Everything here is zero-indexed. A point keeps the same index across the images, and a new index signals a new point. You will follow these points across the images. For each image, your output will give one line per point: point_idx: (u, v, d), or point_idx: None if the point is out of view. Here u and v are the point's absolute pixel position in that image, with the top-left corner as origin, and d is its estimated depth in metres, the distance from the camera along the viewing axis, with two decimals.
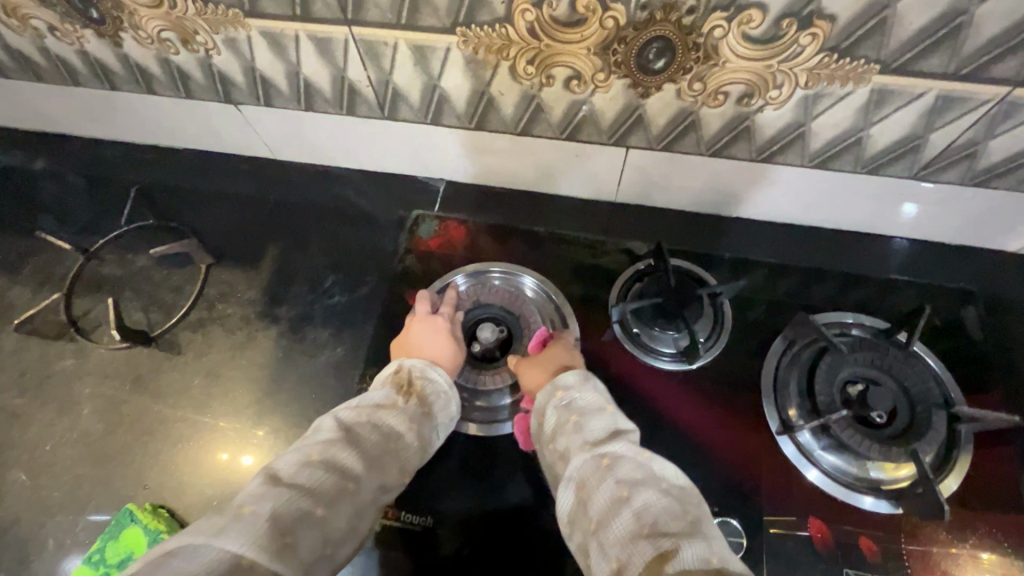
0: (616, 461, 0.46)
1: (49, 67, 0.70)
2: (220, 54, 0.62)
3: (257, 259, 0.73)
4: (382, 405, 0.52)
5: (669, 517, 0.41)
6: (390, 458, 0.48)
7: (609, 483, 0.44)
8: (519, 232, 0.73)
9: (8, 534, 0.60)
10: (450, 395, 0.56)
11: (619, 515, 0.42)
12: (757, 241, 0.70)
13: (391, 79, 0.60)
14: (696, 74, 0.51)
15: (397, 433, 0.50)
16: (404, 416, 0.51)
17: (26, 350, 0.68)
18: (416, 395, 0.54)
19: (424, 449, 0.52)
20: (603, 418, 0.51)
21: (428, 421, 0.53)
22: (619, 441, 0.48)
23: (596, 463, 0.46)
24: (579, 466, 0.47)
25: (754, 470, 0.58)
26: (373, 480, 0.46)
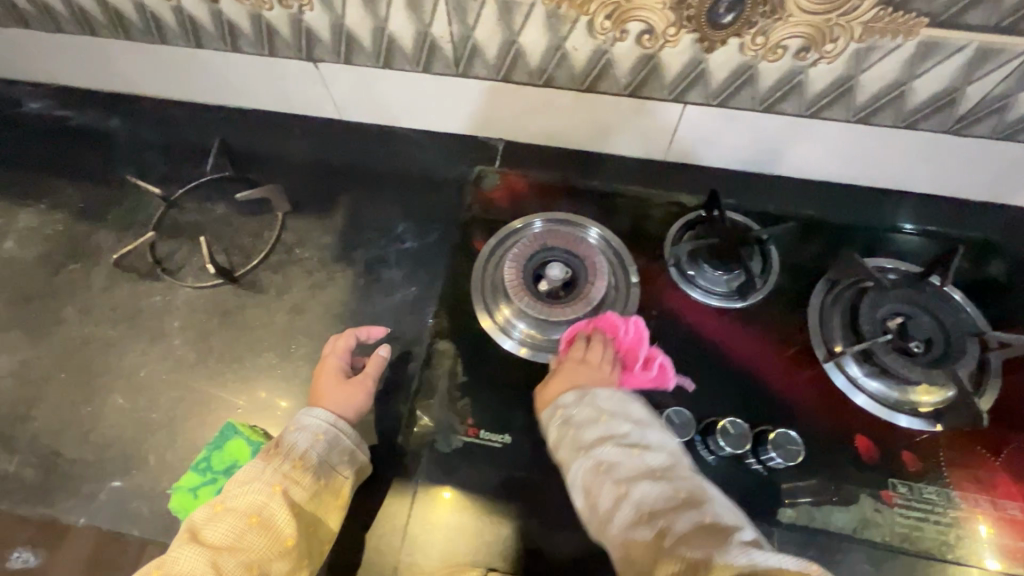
0: (610, 461, 0.51)
1: (141, 24, 0.74)
2: (313, 10, 0.67)
3: (331, 208, 0.78)
4: (244, 478, 0.56)
5: (663, 497, 0.48)
6: (281, 516, 0.54)
7: (609, 486, 0.50)
8: (577, 186, 0.78)
9: (110, 450, 0.64)
10: (335, 435, 0.59)
11: (622, 509, 0.49)
12: (799, 196, 0.76)
13: (473, 34, 0.65)
14: (760, 28, 0.57)
15: (258, 505, 0.55)
16: (262, 485, 0.55)
17: (116, 288, 0.73)
18: (278, 456, 0.57)
19: (327, 488, 0.57)
20: (599, 427, 0.54)
21: (309, 472, 0.57)
22: (608, 442, 0.53)
23: (595, 469, 0.51)
24: (579, 474, 0.52)
25: (803, 393, 0.64)
26: (271, 544, 0.53)
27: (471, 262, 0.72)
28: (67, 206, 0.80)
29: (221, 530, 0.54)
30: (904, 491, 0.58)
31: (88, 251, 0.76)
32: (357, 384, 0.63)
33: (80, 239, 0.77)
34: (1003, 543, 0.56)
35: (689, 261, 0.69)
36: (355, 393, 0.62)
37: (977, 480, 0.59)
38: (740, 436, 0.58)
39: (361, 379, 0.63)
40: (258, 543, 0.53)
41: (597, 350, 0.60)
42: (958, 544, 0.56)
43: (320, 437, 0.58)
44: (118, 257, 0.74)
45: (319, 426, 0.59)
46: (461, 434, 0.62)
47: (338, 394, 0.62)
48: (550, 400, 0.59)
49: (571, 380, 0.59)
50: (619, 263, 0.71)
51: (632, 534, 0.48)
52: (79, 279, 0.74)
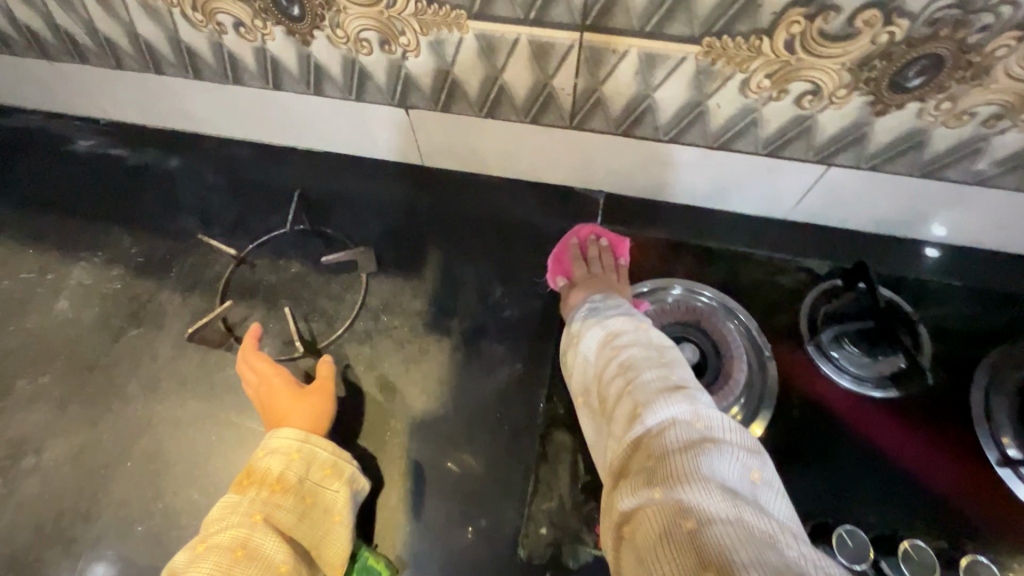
0: (618, 331, 0.54)
1: (215, 64, 0.67)
2: (418, 56, 0.59)
3: (419, 269, 0.71)
4: (219, 519, 0.50)
5: (646, 359, 0.50)
6: (268, 542, 0.49)
7: (603, 349, 0.53)
8: (692, 248, 0.70)
9: None
10: (310, 448, 0.55)
11: (609, 368, 0.51)
12: (941, 264, 0.68)
13: (600, 87, 0.58)
14: (951, 93, 0.50)
15: (242, 535, 0.49)
16: (242, 516, 0.50)
17: (185, 358, 0.65)
18: (251, 482, 0.52)
19: (314, 508, 0.53)
20: (611, 306, 0.58)
21: (291, 494, 0.52)
22: (618, 319, 0.56)
23: (602, 337, 0.55)
24: (589, 344, 0.55)
25: (976, 501, 0.56)
26: (266, 573, 0.47)
27: None
28: (126, 260, 0.72)
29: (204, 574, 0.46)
30: None
31: (150, 314, 0.68)
32: (317, 392, 0.59)
33: (142, 298, 0.69)
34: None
35: (834, 342, 0.62)
36: (320, 398, 0.58)
37: None
38: (925, 564, 0.50)
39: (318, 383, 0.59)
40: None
41: (601, 258, 0.67)
42: None
43: (296, 455, 0.54)
44: (189, 331, 0.64)
45: (291, 442, 0.54)
46: (591, 546, 0.55)
47: (299, 408, 0.57)
48: (577, 302, 0.62)
49: (591, 285, 0.63)
50: (754, 341, 0.63)
51: (609, 386, 0.50)
52: (142, 346, 0.66)
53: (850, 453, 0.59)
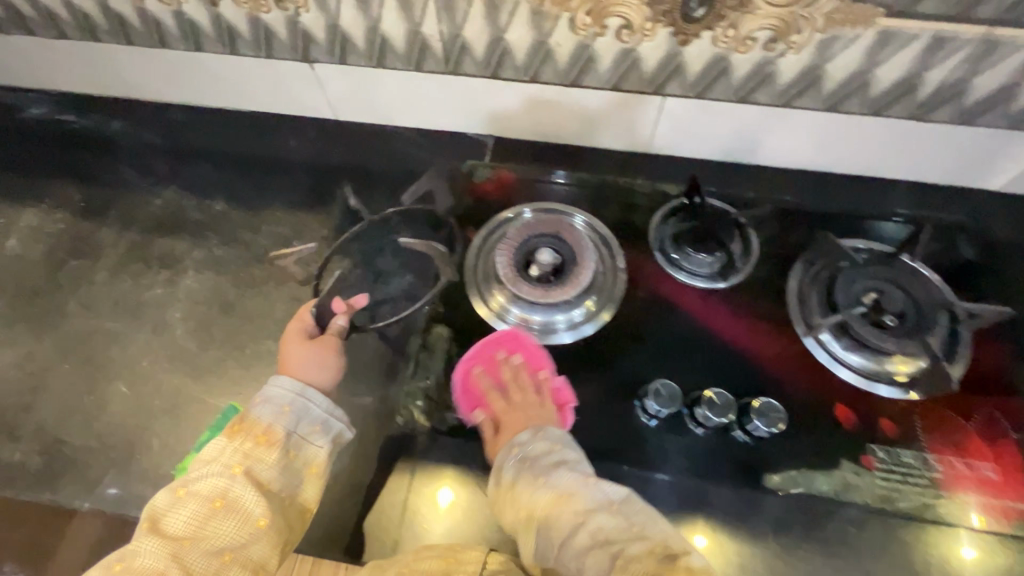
0: (573, 482, 0.55)
1: (142, 28, 0.77)
2: (308, 12, 0.70)
3: (328, 204, 0.81)
4: (207, 461, 0.56)
5: (615, 524, 0.51)
6: (247, 497, 0.55)
7: (569, 514, 0.53)
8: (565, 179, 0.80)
9: (116, 437, 0.64)
10: (303, 403, 0.60)
11: (578, 536, 0.52)
12: (777, 184, 0.79)
13: (461, 32, 0.69)
14: (730, 21, 0.61)
15: (224, 486, 0.55)
16: (223, 466, 0.56)
17: (119, 282, 0.75)
18: (240, 433, 0.57)
19: (297, 461, 0.58)
20: (552, 454, 0.58)
21: (276, 448, 0.57)
22: (562, 473, 0.56)
23: (553, 498, 0.54)
24: (539, 501, 0.55)
25: (787, 370, 0.66)
26: (243, 526, 0.54)
27: (461, 256, 0.74)
28: (70, 206, 0.82)
29: (185, 517, 0.54)
30: (882, 455, 0.60)
31: (90, 248, 0.78)
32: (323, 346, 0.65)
33: (83, 236, 0.79)
34: (986, 502, 0.58)
35: (673, 245, 0.72)
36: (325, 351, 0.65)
37: (953, 443, 0.61)
38: (725, 406, 0.60)
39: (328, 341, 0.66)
40: (226, 526, 0.54)
41: (518, 379, 0.65)
42: (934, 505, 0.58)
43: (288, 410, 0.59)
44: (273, 255, 0.74)
45: (287, 396, 0.59)
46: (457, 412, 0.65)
47: (308, 360, 0.64)
48: (503, 443, 0.61)
49: (515, 424, 0.62)
50: (598, 237, 0.74)
51: (589, 559, 0.50)
52: (82, 274, 0.76)
53: (685, 335, 0.69)
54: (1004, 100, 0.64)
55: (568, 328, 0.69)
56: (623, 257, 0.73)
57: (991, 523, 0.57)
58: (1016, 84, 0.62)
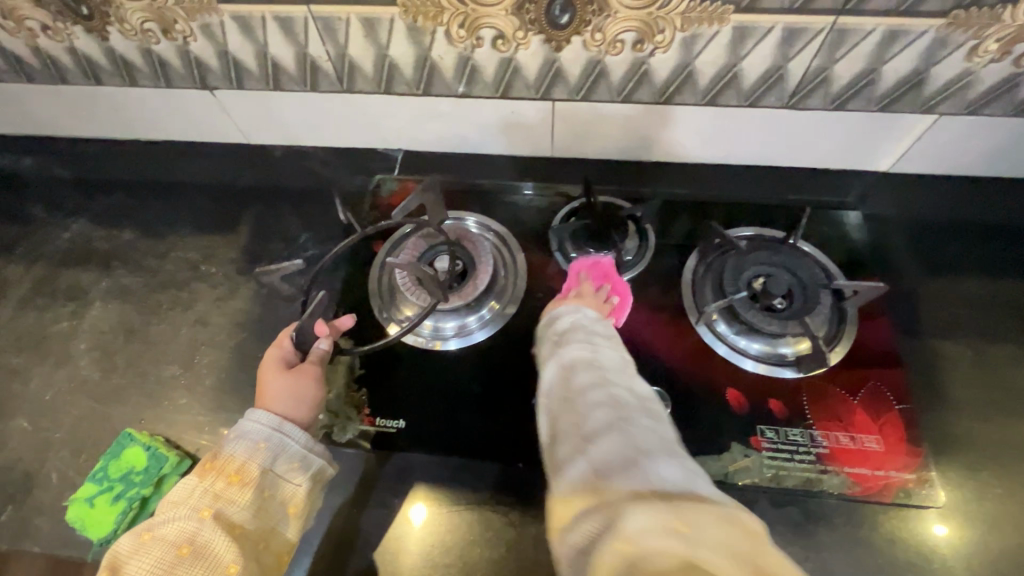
0: (596, 359, 0.52)
1: (39, 66, 0.78)
2: (197, 41, 0.71)
3: (237, 226, 0.82)
4: (174, 503, 0.53)
5: (636, 402, 0.48)
6: (217, 541, 0.51)
7: (592, 370, 0.51)
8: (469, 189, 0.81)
9: (15, 472, 0.64)
10: (280, 439, 0.57)
11: (592, 388, 0.49)
12: (674, 179, 0.82)
13: (347, 52, 0.71)
14: (595, 25, 0.64)
15: (190, 531, 0.51)
16: (192, 508, 0.52)
17: (25, 318, 0.75)
18: (213, 471, 0.54)
19: (272, 500, 0.55)
20: (606, 334, 0.57)
21: (249, 487, 0.54)
22: (609, 350, 0.54)
23: (587, 357, 0.53)
24: (573, 354, 0.53)
25: (679, 358, 0.67)
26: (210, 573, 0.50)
27: (366, 274, 0.75)
28: None
29: (149, 564, 0.50)
30: (771, 435, 0.62)
31: None
32: (300, 378, 0.62)
33: None
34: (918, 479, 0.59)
35: (571, 244, 0.74)
36: (302, 386, 0.62)
37: (838, 418, 0.62)
38: None
39: (305, 371, 0.63)
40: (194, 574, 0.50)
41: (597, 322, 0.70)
42: (823, 479, 0.59)
43: (264, 446, 0.57)
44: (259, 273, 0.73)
45: (265, 432, 0.57)
46: (357, 423, 0.66)
47: (285, 394, 0.61)
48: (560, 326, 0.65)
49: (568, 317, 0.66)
50: (494, 233, 0.77)
51: (594, 410, 0.46)
52: None
53: None
54: (868, 84, 0.67)
55: (484, 327, 0.71)
56: (521, 252, 0.76)
57: (881, 491, 0.59)
58: (874, 69, 0.65)
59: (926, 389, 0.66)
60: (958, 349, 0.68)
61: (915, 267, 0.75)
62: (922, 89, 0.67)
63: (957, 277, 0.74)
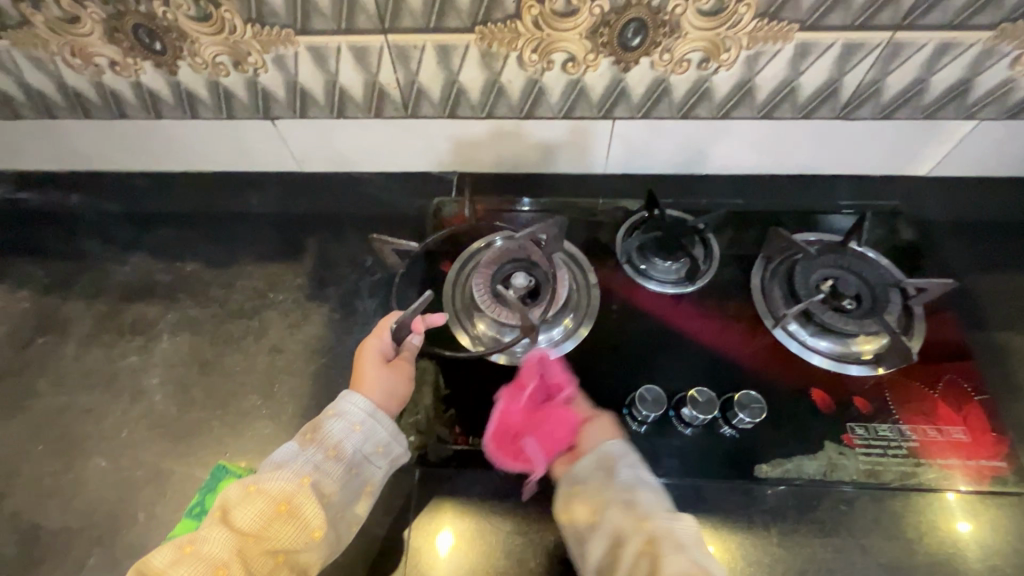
0: (638, 485, 0.56)
1: (100, 102, 0.78)
2: (267, 72, 0.72)
3: (300, 252, 0.82)
4: (279, 463, 0.54)
5: (684, 523, 0.53)
6: (311, 506, 0.52)
7: (638, 495, 0.55)
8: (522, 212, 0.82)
9: (99, 513, 0.63)
10: (372, 425, 0.58)
11: (649, 517, 0.53)
12: (726, 190, 0.84)
13: (417, 78, 0.72)
14: (665, 46, 0.67)
15: (288, 492, 0.53)
16: (293, 472, 0.53)
17: (91, 355, 0.73)
18: (314, 443, 0.56)
19: (360, 478, 0.56)
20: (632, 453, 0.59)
21: (341, 464, 0.55)
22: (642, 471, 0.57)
23: (630, 484, 0.56)
24: (613, 485, 0.56)
25: (759, 360, 0.69)
26: (300, 534, 0.52)
27: (438, 289, 0.75)
28: (32, 282, 0.80)
29: (250, 515, 0.52)
30: (862, 432, 0.64)
31: (57, 323, 0.76)
32: (397, 372, 0.63)
33: (49, 313, 0.77)
34: (1003, 467, 0.61)
35: (639, 255, 0.76)
36: (398, 381, 0.62)
37: (923, 411, 0.64)
38: (708, 403, 0.62)
39: (401, 366, 0.64)
40: (287, 531, 0.52)
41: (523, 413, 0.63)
42: (918, 472, 0.61)
43: (359, 427, 0.57)
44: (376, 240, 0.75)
45: (360, 416, 0.58)
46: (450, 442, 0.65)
47: (382, 384, 0.61)
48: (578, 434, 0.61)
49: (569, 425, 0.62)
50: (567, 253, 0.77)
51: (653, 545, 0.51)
52: (50, 350, 0.74)
53: (661, 339, 0.71)
54: (917, 94, 0.71)
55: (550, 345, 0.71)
56: (594, 272, 0.76)
57: (975, 480, 0.61)
58: (925, 79, 0.69)
59: (997, 380, 0.68)
60: (1019, 340, 0.72)
61: (964, 264, 0.78)
62: (967, 97, 0.71)
63: (1004, 272, 0.78)
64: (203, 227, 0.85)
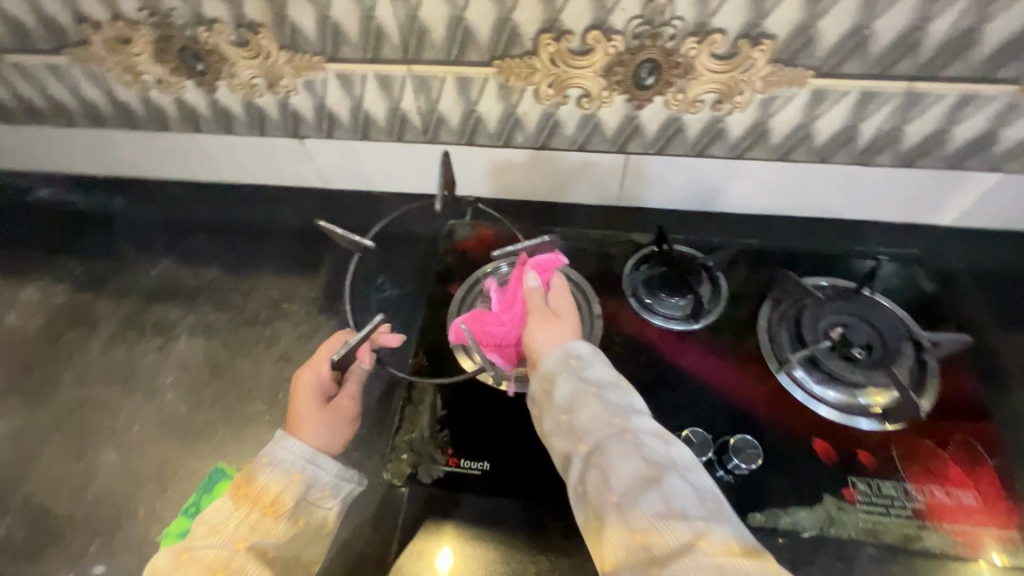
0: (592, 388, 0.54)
1: (146, 115, 0.83)
2: (298, 95, 0.77)
3: (317, 266, 0.85)
4: (211, 526, 0.52)
5: (628, 419, 0.51)
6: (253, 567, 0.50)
7: (589, 401, 0.52)
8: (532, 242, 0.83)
9: (103, 506, 0.65)
10: (314, 470, 0.56)
11: (594, 421, 0.51)
12: (739, 229, 0.84)
13: (437, 106, 0.75)
14: (678, 87, 0.68)
15: (224, 558, 0.50)
16: (228, 537, 0.51)
17: (114, 351, 0.77)
18: (247, 501, 0.53)
19: (308, 526, 0.55)
20: (597, 361, 0.58)
21: (283, 519, 0.53)
22: (599, 375, 0.55)
23: (580, 387, 0.54)
24: (566, 389, 0.55)
25: (761, 406, 0.68)
26: None
27: (447, 309, 0.77)
28: (69, 279, 0.85)
29: None
30: (864, 488, 0.61)
31: (87, 319, 0.81)
32: (339, 411, 0.63)
33: (81, 308, 0.82)
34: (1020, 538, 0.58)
35: (645, 289, 0.75)
36: (340, 421, 0.62)
37: (930, 471, 0.62)
38: (703, 443, 0.62)
39: (343, 403, 0.63)
40: None
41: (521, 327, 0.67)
42: (923, 536, 0.58)
43: (299, 477, 0.55)
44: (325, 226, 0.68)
45: (295, 462, 0.55)
46: (442, 464, 0.66)
47: (322, 426, 0.61)
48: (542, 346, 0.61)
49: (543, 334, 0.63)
50: (574, 284, 0.78)
51: (602, 443, 0.49)
52: (78, 344, 0.78)
53: (662, 375, 0.70)
54: (938, 143, 0.70)
55: None
56: (599, 302, 0.76)
57: (987, 549, 0.57)
58: (946, 130, 0.68)
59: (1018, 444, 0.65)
60: None
61: (988, 319, 0.75)
62: (992, 149, 0.69)
63: None
64: (229, 236, 0.89)
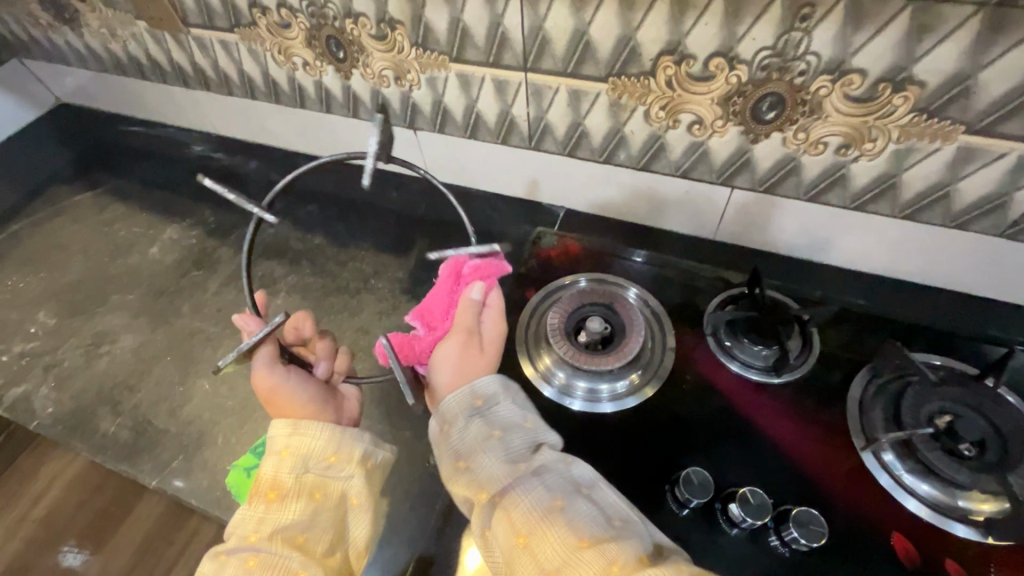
0: (497, 433, 0.57)
1: (289, 92, 0.93)
2: (420, 89, 0.82)
3: (407, 250, 0.90)
4: (234, 527, 0.56)
5: (536, 460, 0.54)
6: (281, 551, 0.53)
7: (498, 450, 0.55)
8: (614, 264, 0.82)
9: (192, 427, 0.74)
10: (305, 429, 0.59)
11: (507, 467, 0.54)
12: (846, 286, 0.77)
13: (546, 115, 0.77)
14: (801, 125, 0.64)
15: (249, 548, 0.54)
16: (247, 530, 0.55)
17: (225, 294, 0.87)
18: (257, 494, 0.57)
19: (327, 499, 0.58)
20: (504, 405, 0.59)
21: (292, 499, 0.56)
22: (506, 415, 0.58)
23: (487, 433, 0.57)
24: (472, 438, 0.57)
25: (835, 481, 0.61)
26: None
27: (518, 314, 0.77)
28: (202, 225, 0.97)
29: None
30: None
31: (209, 263, 0.92)
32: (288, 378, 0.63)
33: (207, 252, 0.93)
34: None
35: (727, 330, 0.71)
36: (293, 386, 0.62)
37: None
38: (760, 507, 0.57)
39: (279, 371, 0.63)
40: None
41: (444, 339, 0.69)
42: None
43: (289, 452, 0.58)
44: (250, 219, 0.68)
45: (282, 437, 0.59)
46: None
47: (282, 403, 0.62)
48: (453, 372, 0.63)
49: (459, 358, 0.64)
50: (650, 311, 0.75)
51: (513, 488, 0.53)
52: (199, 283, 0.89)
53: (728, 424, 0.67)
54: None
55: (611, 401, 0.68)
56: (674, 335, 0.73)
57: None
58: None
59: None
60: None
61: None
62: None
63: None
64: (337, 210, 0.97)
